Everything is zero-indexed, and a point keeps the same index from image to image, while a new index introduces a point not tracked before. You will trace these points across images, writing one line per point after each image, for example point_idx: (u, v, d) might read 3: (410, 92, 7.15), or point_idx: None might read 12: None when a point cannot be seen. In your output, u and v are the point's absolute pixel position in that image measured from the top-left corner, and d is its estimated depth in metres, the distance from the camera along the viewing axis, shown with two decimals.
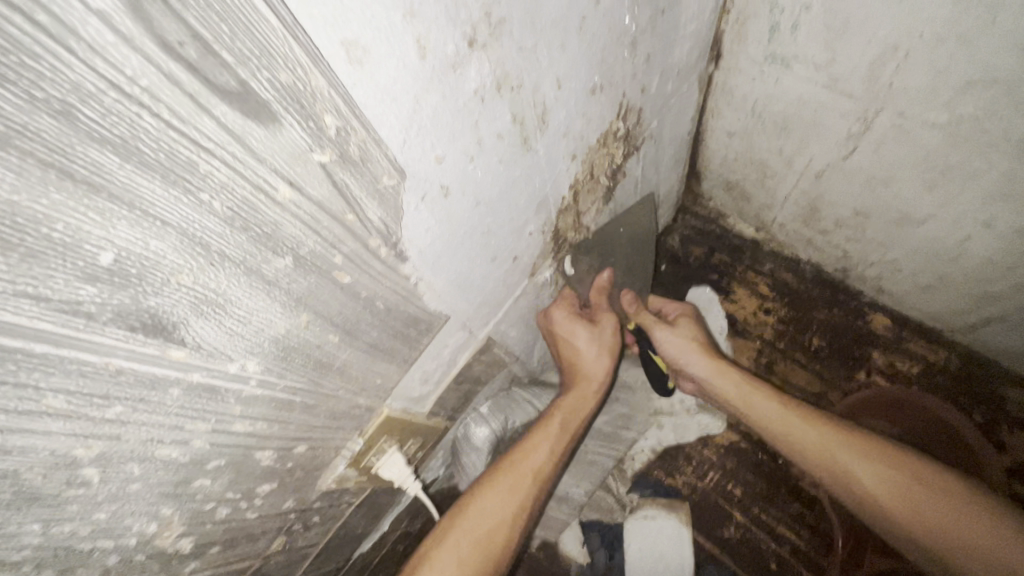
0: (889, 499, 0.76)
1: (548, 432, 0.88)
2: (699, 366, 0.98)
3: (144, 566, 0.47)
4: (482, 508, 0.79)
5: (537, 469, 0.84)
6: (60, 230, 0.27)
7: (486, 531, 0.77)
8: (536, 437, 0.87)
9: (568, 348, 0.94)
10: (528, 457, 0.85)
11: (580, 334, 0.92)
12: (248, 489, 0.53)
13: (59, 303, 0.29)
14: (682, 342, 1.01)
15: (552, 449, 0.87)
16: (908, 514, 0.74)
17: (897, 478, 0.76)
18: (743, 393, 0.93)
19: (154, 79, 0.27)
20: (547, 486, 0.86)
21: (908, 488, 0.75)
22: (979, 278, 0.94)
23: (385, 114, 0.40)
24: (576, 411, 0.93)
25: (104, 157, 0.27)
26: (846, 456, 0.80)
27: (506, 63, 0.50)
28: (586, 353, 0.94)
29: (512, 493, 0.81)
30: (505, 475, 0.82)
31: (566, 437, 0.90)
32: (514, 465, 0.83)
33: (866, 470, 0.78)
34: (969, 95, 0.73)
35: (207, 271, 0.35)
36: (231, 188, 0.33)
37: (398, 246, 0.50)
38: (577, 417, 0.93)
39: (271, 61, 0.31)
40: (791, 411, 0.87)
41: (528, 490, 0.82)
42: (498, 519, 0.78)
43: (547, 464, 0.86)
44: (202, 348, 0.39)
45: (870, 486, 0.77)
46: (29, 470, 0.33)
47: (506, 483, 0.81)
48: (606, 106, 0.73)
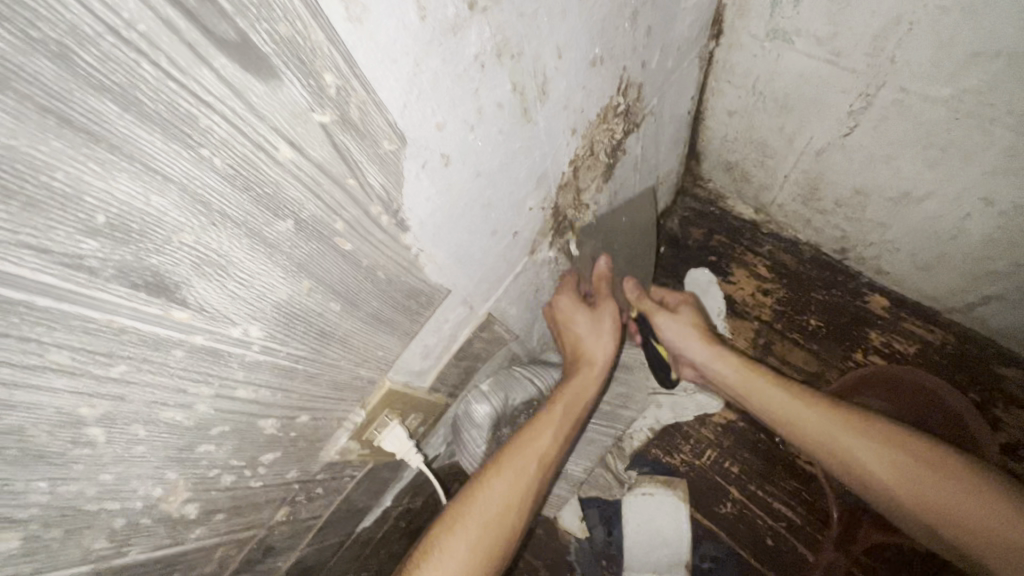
0: (897, 484, 0.76)
1: (551, 419, 0.87)
2: (699, 353, 0.97)
3: (150, 530, 0.48)
4: (487, 495, 0.78)
5: (541, 453, 0.83)
6: (59, 179, 0.27)
7: (492, 518, 0.76)
8: (539, 422, 0.86)
9: (571, 334, 0.96)
10: (531, 441, 0.84)
11: (581, 320, 0.94)
12: (252, 457, 0.54)
13: (62, 256, 0.29)
14: (681, 329, 0.99)
15: (556, 435, 0.86)
16: (915, 499, 0.74)
17: (902, 461, 0.76)
18: (746, 380, 0.92)
19: (152, 25, 0.26)
20: (552, 469, 0.85)
21: (913, 472, 0.74)
22: (978, 256, 0.94)
23: (385, 76, 0.40)
24: (579, 397, 0.92)
25: (103, 105, 0.27)
26: (850, 441, 0.80)
27: (507, 30, 0.49)
28: (588, 340, 0.94)
29: (516, 481, 0.80)
30: (511, 461, 0.81)
31: (570, 422, 0.89)
32: (519, 450, 0.82)
33: (870, 456, 0.78)
34: (973, 67, 0.73)
35: (209, 230, 0.35)
36: (231, 145, 0.33)
37: (399, 215, 0.50)
38: (582, 402, 0.92)
39: (270, 12, 0.30)
40: (794, 397, 0.87)
41: (532, 475, 0.81)
42: (504, 506, 0.78)
43: (550, 454, 0.84)
44: (205, 310, 0.39)
45: (877, 472, 0.77)
46: (34, 427, 0.33)
47: (510, 469, 0.80)
48: (607, 80, 0.73)
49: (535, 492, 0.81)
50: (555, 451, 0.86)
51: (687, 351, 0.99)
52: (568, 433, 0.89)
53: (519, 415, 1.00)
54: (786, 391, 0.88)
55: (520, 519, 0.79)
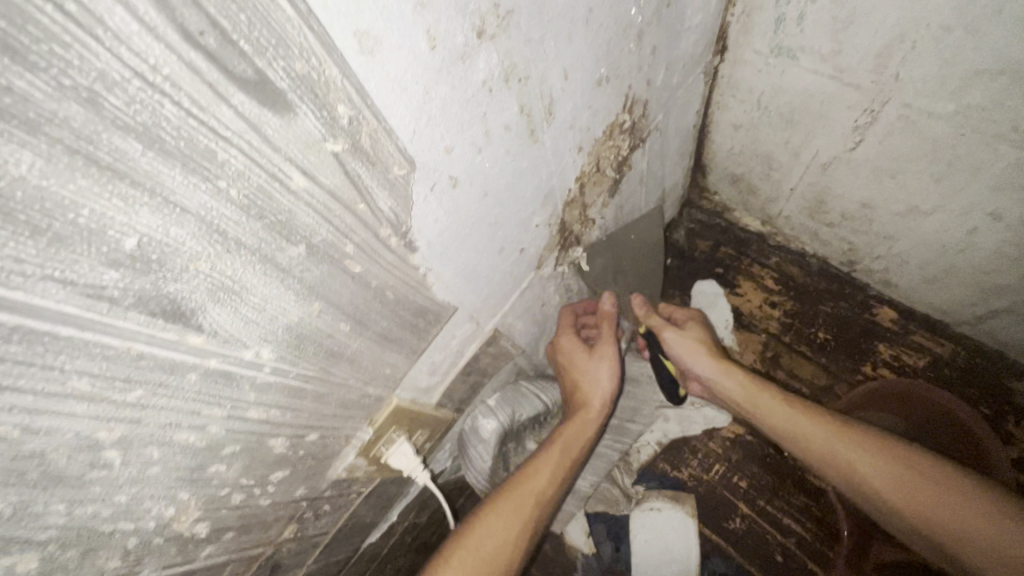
0: (900, 497, 0.74)
1: (548, 459, 0.84)
2: (705, 368, 0.94)
3: (162, 549, 0.49)
4: (484, 532, 0.75)
5: (539, 492, 0.80)
6: (85, 215, 0.28)
7: (488, 557, 0.73)
8: (539, 461, 0.84)
9: (570, 370, 0.94)
10: (529, 479, 0.81)
11: (578, 357, 0.93)
12: (261, 476, 0.54)
13: (84, 288, 0.30)
14: (687, 345, 0.96)
15: (554, 475, 0.83)
16: (920, 511, 0.73)
17: (904, 473, 0.75)
18: (745, 392, 0.91)
19: (176, 67, 0.27)
20: (551, 508, 0.82)
21: (916, 483, 0.74)
22: (987, 270, 0.94)
23: (395, 104, 0.41)
24: (577, 437, 0.88)
25: (127, 144, 0.28)
26: (852, 453, 0.79)
27: (514, 55, 0.50)
28: (585, 378, 0.91)
29: (510, 521, 0.76)
30: (508, 498, 0.79)
31: (569, 462, 0.85)
32: (517, 488, 0.80)
33: (872, 468, 0.77)
34: (978, 84, 0.73)
35: (224, 258, 0.36)
36: (247, 176, 0.34)
37: (408, 236, 0.51)
38: (581, 441, 0.88)
39: (287, 50, 0.31)
40: (795, 409, 0.86)
41: (529, 514, 0.78)
42: (499, 545, 0.75)
43: (546, 496, 0.81)
44: (219, 334, 0.40)
45: (880, 484, 0.76)
46: (55, 451, 0.34)
47: (507, 507, 0.78)
48: (612, 99, 0.74)
49: (531, 533, 0.78)
50: (555, 491, 0.83)
51: (694, 367, 0.96)
52: (567, 472, 0.85)
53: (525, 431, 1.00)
54: (785, 404, 0.87)
55: (513, 564, 0.75)
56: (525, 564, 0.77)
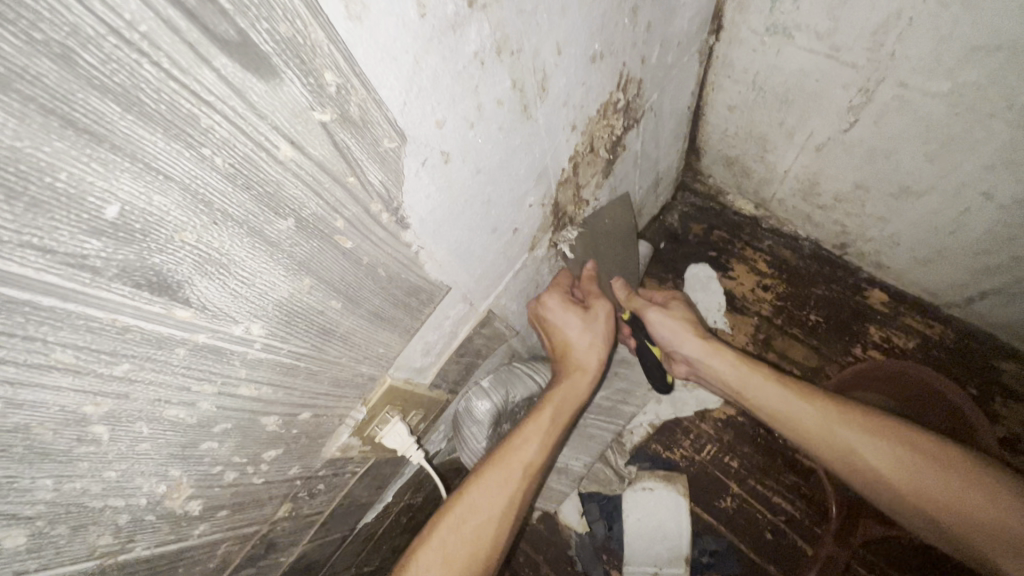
0: (904, 483, 0.73)
1: (538, 425, 0.81)
2: (694, 349, 0.93)
3: (154, 527, 0.48)
4: (469, 508, 0.75)
5: (525, 463, 0.78)
6: (63, 179, 0.27)
7: (474, 532, 0.74)
8: (523, 431, 0.80)
9: (560, 336, 0.88)
10: (513, 450, 0.79)
11: (574, 321, 0.86)
12: (254, 455, 0.54)
13: (64, 256, 0.29)
14: (672, 326, 0.95)
15: (543, 443, 0.80)
16: (926, 497, 0.72)
17: (911, 459, 0.73)
18: (742, 379, 0.89)
19: (154, 25, 0.26)
20: (539, 474, 0.80)
21: (923, 468, 0.72)
22: (977, 251, 0.94)
23: (385, 74, 0.40)
24: (568, 405, 0.85)
25: (104, 106, 0.27)
26: (856, 441, 0.77)
27: (506, 26, 0.49)
28: (578, 343, 0.86)
29: (496, 493, 0.76)
30: (491, 472, 0.77)
31: (556, 430, 0.82)
32: (500, 460, 0.78)
33: (877, 455, 0.75)
34: (973, 62, 0.73)
35: (211, 230, 0.36)
36: (232, 144, 0.33)
37: (400, 213, 0.50)
38: (569, 412, 0.85)
39: (270, 11, 0.30)
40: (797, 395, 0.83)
41: (514, 487, 0.77)
42: (485, 520, 0.74)
43: (536, 463, 0.79)
44: (207, 308, 0.39)
45: (885, 471, 0.74)
46: (40, 425, 0.34)
47: (490, 481, 0.76)
48: (606, 76, 0.73)
49: (519, 504, 0.77)
50: (543, 458, 0.80)
51: (681, 349, 0.96)
52: (555, 438, 0.83)
53: (519, 412, 1.00)
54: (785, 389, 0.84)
55: (502, 532, 0.75)
56: (516, 528, 0.78)
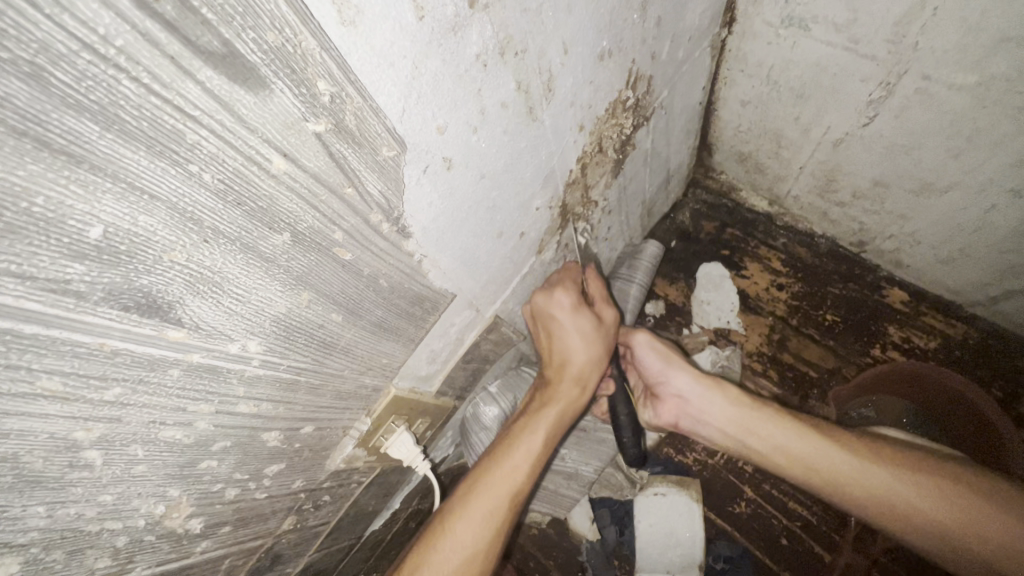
0: (940, 521, 0.66)
1: (530, 444, 0.72)
2: (685, 380, 0.87)
3: (154, 546, 0.48)
4: (450, 545, 0.65)
5: (513, 492, 0.69)
6: (41, 204, 0.26)
7: (456, 572, 0.64)
8: (513, 455, 0.71)
9: (562, 343, 0.76)
10: (501, 476, 0.69)
11: (581, 330, 0.75)
12: (256, 470, 0.53)
13: (46, 282, 0.28)
14: (661, 356, 0.90)
15: (536, 460, 0.72)
16: (971, 536, 0.65)
17: (943, 493, 0.67)
18: (742, 416, 0.82)
19: (131, 38, 0.25)
20: (527, 500, 0.71)
21: (960, 505, 0.66)
22: (1002, 249, 0.91)
23: (382, 80, 0.38)
24: (564, 417, 0.76)
25: (81, 125, 0.25)
26: (886, 481, 0.70)
27: (510, 26, 0.47)
28: (581, 354, 0.76)
29: (485, 521, 0.67)
30: (478, 499, 0.68)
31: (547, 453, 0.74)
32: (486, 488, 0.68)
33: (907, 493, 0.68)
34: (1003, 53, 0.69)
35: (202, 248, 0.34)
36: (221, 160, 0.32)
37: (401, 222, 0.49)
38: (564, 424, 0.76)
39: (256, 19, 0.29)
40: (809, 433, 0.77)
41: (503, 515, 0.68)
42: (470, 553, 0.65)
43: (526, 484, 0.70)
44: (201, 328, 0.38)
45: (919, 510, 0.67)
46: (29, 453, 0.33)
47: (479, 508, 0.67)
48: (615, 74, 0.70)
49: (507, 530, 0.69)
50: (532, 483, 0.72)
51: (673, 381, 0.89)
52: (547, 454, 0.74)
53: None
54: (792, 426, 0.78)
55: (488, 565, 0.67)
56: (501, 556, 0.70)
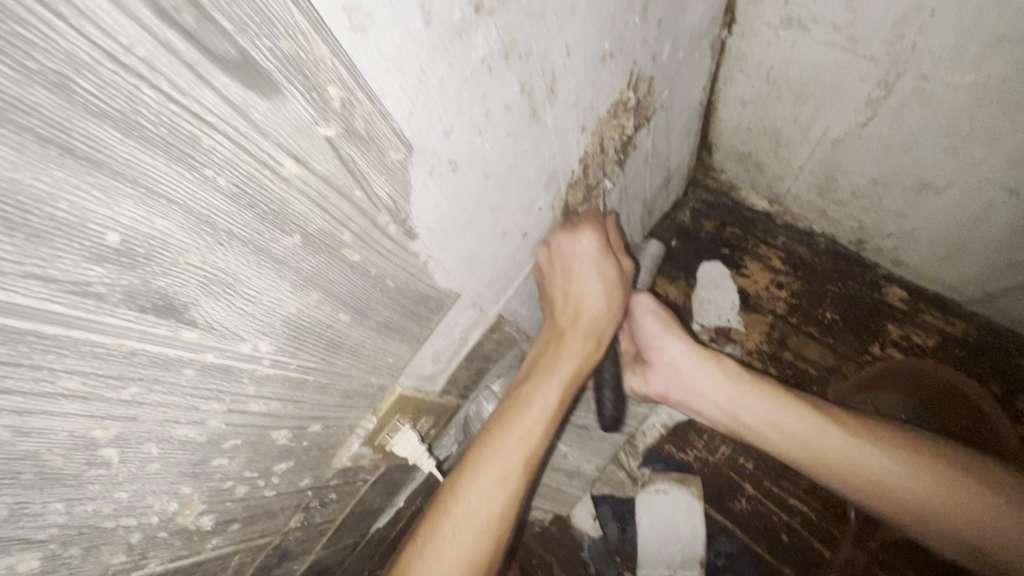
0: (927, 507, 0.71)
1: (536, 406, 0.73)
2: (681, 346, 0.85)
3: (166, 543, 0.48)
4: (465, 512, 0.68)
5: (526, 457, 0.71)
6: (64, 209, 0.26)
7: (472, 538, 0.67)
8: (523, 423, 0.72)
9: (579, 289, 0.78)
10: (512, 440, 0.71)
11: (602, 277, 0.78)
12: (265, 468, 0.54)
13: (68, 284, 0.29)
14: (658, 320, 0.88)
15: (543, 423, 0.73)
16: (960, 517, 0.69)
17: (941, 483, 0.70)
18: (740, 393, 0.82)
19: (151, 48, 0.26)
20: (540, 461, 0.74)
21: (954, 489, 0.70)
22: (1000, 247, 0.92)
23: (390, 85, 0.39)
24: (570, 377, 0.77)
25: (103, 132, 0.26)
26: (887, 465, 0.73)
27: (514, 30, 0.48)
28: (597, 302, 0.79)
29: (497, 489, 0.69)
30: (488, 468, 0.69)
31: (557, 416, 0.75)
32: (497, 456, 0.70)
33: (906, 482, 0.71)
34: (1000, 53, 0.70)
35: (216, 250, 0.35)
36: (235, 164, 0.33)
37: (407, 223, 0.49)
38: (570, 384, 0.77)
39: (271, 28, 0.29)
40: (815, 416, 0.78)
41: (515, 481, 0.70)
42: (486, 520, 0.68)
43: (536, 447, 0.72)
44: (214, 328, 0.38)
45: (912, 497, 0.71)
46: (49, 451, 0.33)
47: (488, 478, 0.69)
48: (616, 76, 0.71)
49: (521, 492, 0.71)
50: (543, 446, 0.74)
51: (667, 347, 0.86)
52: (555, 413, 0.75)
53: None
54: (796, 407, 0.79)
55: (505, 527, 0.69)
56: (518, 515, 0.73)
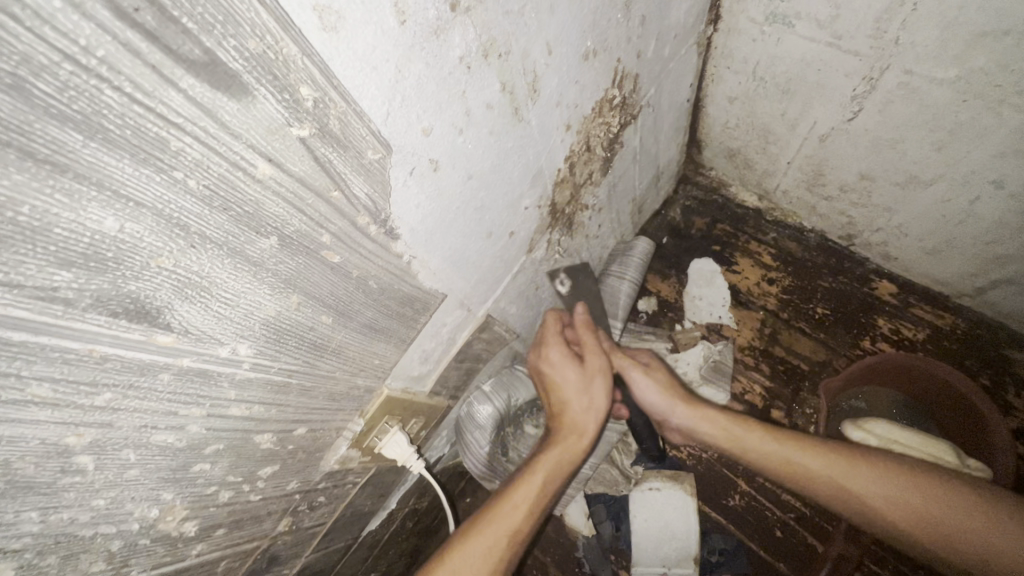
0: (913, 523, 0.68)
1: (531, 486, 0.71)
2: (679, 414, 0.86)
3: (149, 550, 0.48)
4: None
5: (513, 532, 0.68)
6: (26, 213, 0.26)
7: None
8: (513, 494, 0.70)
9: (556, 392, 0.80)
10: (502, 515, 0.68)
11: (570, 381, 0.78)
12: (249, 473, 0.53)
13: (34, 290, 0.28)
14: (657, 392, 0.87)
15: (535, 503, 0.70)
16: (932, 529, 0.67)
17: (924, 495, 0.68)
18: (722, 427, 0.83)
19: (112, 49, 0.25)
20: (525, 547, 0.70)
21: (924, 502, 0.68)
22: (988, 240, 0.92)
23: (365, 84, 0.38)
24: (566, 462, 0.75)
25: (65, 135, 0.26)
26: (851, 477, 0.72)
27: (493, 29, 0.48)
28: (574, 400, 0.78)
29: (479, 564, 0.65)
30: (476, 539, 0.66)
31: (551, 490, 0.73)
32: (485, 529, 0.67)
33: (889, 499, 0.69)
34: (981, 47, 0.70)
35: (189, 254, 0.35)
36: (206, 166, 0.32)
37: (388, 224, 0.49)
38: (566, 471, 0.75)
39: (237, 28, 0.29)
40: (782, 438, 0.78)
41: (499, 561, 0.66)
42: None
43: (524, 530, 0.69)
44: (190, 332, 0.38)
45: (893, 513, 0.69)
46: (21, 459, 0.33)
47: (474, 550, 0.66)
48: (600, 74, 0.71)
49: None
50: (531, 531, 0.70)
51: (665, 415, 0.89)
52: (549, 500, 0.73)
53: (523, 416, 0.98)
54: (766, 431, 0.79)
55: None
56: None
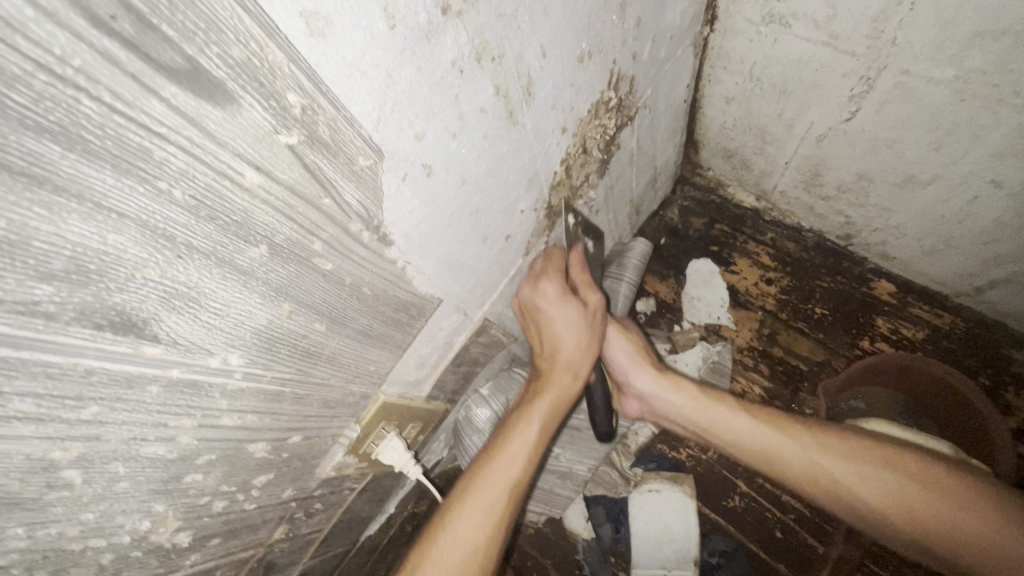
0: (897, 514, 0.67)
1: (521, 440, 0.73)
2: (650, 379, 0.87)
3: (141, 561, 0.47)
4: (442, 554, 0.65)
5: (506, 489, 0.69)
6: (3, 227, 0.26)
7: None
8: (503, 452, 0.71)
9: (550, 328, 0.78)
10: (495, 474, 0.70)
11: (569, 320, 0.77)
12: (243, 481, 0.53)
13: (14, 304, 0.28)
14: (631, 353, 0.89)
15: (528, 458, 0.72)
16: (918, 520, 0.65)
17: (906, 485, 0.67)
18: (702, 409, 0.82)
19: (89, 58, 0.25)
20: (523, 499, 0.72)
21: (908, 493, 0.66)
22: (987, 240, 0.92)
23: (355, 90, 0.38)
24: (553, 414, 0.76)
25: (42, 147, 0.25)
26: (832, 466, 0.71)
27: (486, 32, 0.47)
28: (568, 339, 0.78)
29: (479, 523, 0.67)
30: (472, 502, 0.68)
31: (542, 443, 0.74)
32: (479, 490, 0.68)
33: (873, 488, 0.68)
34: (978, 47, 0.70)
35: (175, 264, 0.34)
36: (191, 176, 0.32)
37: (381, 230, 0.48)
38: (554, 422, 0.77)
39: (219, 35, 0.28)
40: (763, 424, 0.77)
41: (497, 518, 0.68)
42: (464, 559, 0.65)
43: (519, 483, 0.71)
44: (178, 343, 0.37)
45: (879, 504, 0.68)
46: (5, 475, 0.32)
47: (471, 513, 0.67)
48: (596, 76, 0.70)
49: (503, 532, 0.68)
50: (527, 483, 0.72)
51: (635, 380, 0.89)
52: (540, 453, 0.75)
53: None
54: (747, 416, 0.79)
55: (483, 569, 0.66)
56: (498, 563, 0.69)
